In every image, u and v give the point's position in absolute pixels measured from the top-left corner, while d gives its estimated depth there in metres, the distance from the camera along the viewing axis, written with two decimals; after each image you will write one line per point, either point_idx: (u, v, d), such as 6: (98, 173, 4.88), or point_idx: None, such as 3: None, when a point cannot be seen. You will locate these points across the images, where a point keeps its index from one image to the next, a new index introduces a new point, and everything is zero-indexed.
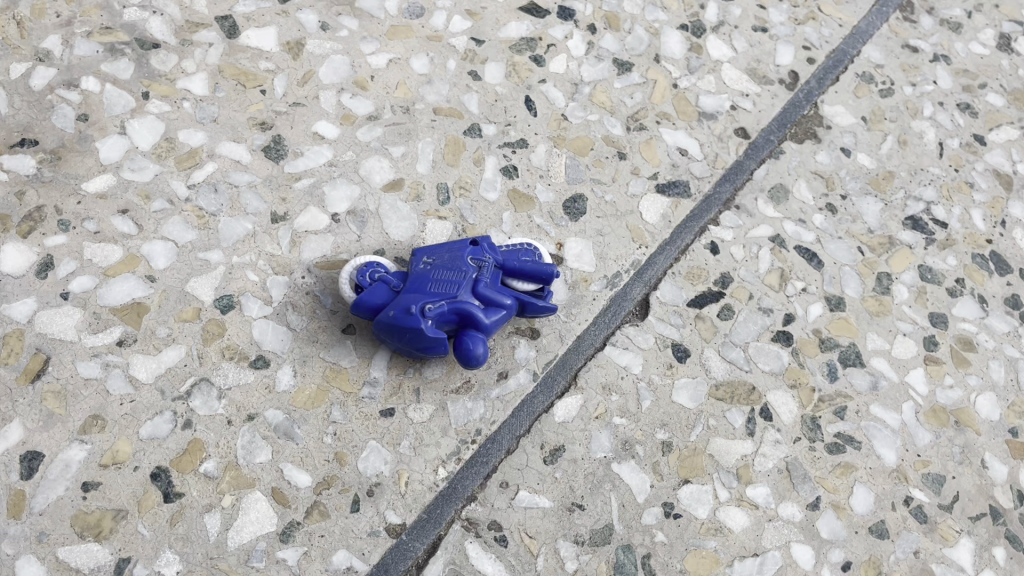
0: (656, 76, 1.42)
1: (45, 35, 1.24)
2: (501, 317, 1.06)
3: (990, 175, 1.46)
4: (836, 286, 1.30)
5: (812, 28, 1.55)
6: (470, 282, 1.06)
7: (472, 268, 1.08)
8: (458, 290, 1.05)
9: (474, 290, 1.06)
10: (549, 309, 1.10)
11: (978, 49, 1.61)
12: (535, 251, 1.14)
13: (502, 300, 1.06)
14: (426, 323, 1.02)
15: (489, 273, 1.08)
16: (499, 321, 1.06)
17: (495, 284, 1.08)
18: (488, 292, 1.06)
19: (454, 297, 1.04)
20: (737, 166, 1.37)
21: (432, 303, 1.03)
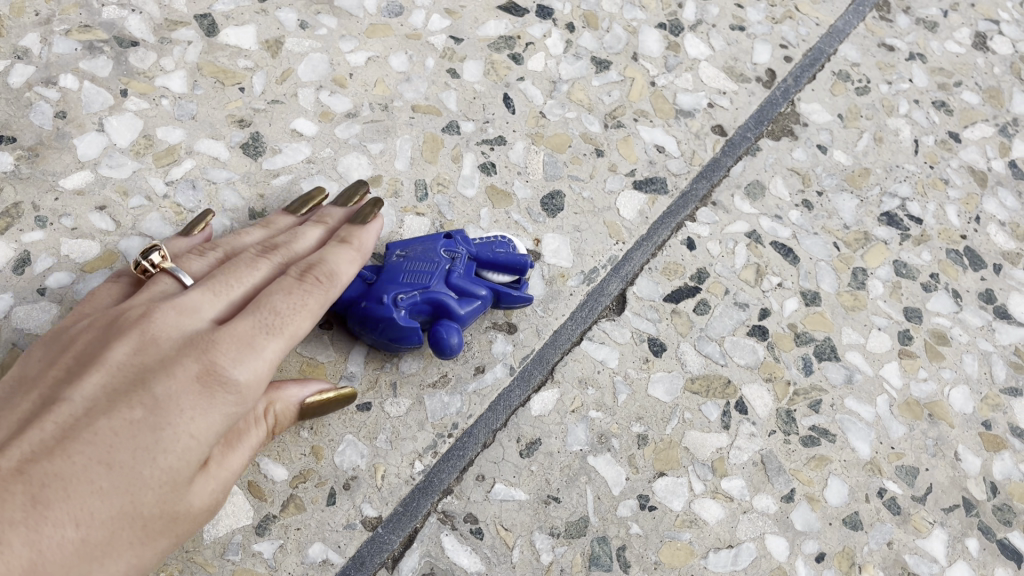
0: (634, 74, 1.43)
1: (24, 33, 1.24)
2: (474, 306, 1.06)
3: (964, 172, 1.48)
4: (811, 281, 1.31)
5: (789, 27, 1.56)
6: (443, 272, 1.06)
7: (445, 259, 1.08)
8: (431, 279, 1.05)
9: (447, 280, 1.06)
10: (522, 298, 1.12)
11: (953, 48, 1.63)
12: (510, 243, 1.14)
13: (474, 290, 1.07)
14: (398, 313, 1.03)
15: (461, 264, 1.08)
16: (473, 311, 1.07)
17: (468, 275, 1.08)
18: (461, 282, 1.06)
19: (427, 287, 1.04)
20: (713, 163, 1.38)
21: (404, 293, 1.04)
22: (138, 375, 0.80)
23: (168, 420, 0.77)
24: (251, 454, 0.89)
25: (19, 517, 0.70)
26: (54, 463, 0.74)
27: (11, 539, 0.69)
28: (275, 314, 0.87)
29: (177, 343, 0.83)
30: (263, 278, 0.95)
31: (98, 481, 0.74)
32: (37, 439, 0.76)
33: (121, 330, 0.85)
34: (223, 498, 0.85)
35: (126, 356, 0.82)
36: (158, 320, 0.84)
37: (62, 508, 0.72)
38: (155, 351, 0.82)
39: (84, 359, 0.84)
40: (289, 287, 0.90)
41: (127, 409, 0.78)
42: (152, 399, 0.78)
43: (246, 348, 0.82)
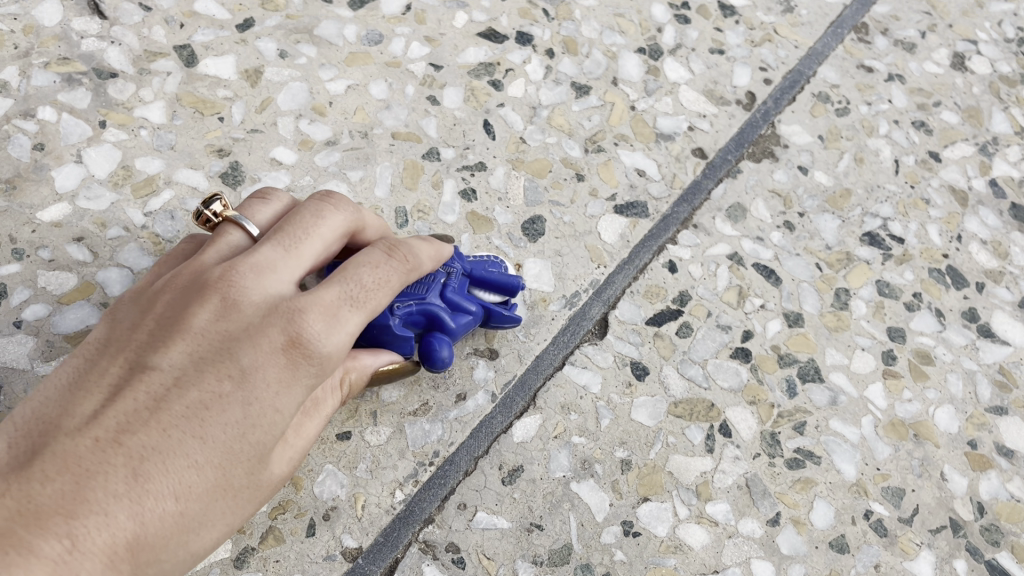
0: (613, 99, 1.44)
1: (2, 66, 1.24)
2: (465, 322, 1.07)
3: (945, 191, 1.47)
4: (794, 303, 1.31)
5: (768, 50, 1.57)
6: (439, 285, 1.06)
7: (441, 272, 1.07)
8: (427, 291, 1.05)
9: (442, 293, 1.06)
10: (513, 319, 1.13)
11: (932, 68, 1.62)
12: (502, 262, 1.16)
13: (468, 305, 1.07)
14: (394, 320, 1.01)
15: (457, 278, 1.08)
16: (463, 327, 1.07)
17: (462, 289, 1.09)
18: (456, 296, 1.06)
19: (423, 298, 1.04)
20: (694, 186, 1.38)
21: (400, 302, 1.02)
22: (223, 343, 0.79)
23: (256, 394, 0.78)
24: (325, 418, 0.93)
25: (122, 491, 0.72)
26: (149, 435, 0.74)
27: (116, 512, 0.71)
28: (362, 287, 0.85)
29: (259, 309, 0.81)
30: (332, 230, 0.90)
31: (194, 456, 0.76)
32: (130, 408, 0.75)
33: (199, 288, 0.82)
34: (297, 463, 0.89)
35: (208, 321, 0.80)
36: (238, 283, 0.82)
37: (162, 482, 0.74)
38: (239, 318, 0.80)
39: (163, 319, 0.81)
40: (376, 260, 0.88)
41: (215, 381, 0.78)
42: (240, 371, 0.78)
43: (331, 317, 0.82)
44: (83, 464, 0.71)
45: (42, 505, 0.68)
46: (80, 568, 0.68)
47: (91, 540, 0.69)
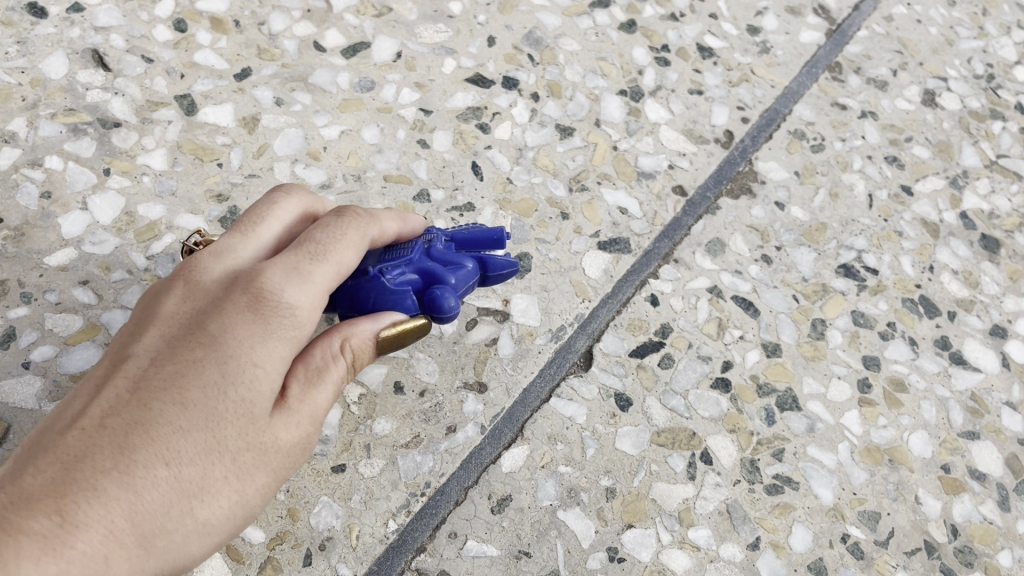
0: (596, 139, 1.50)
1: (11, 118, 1.30)
2: (461, 272, 1.03)
3: (918, 224, 1.53)
4: (772, 333, 1.36)
5: (745, 89, 1.63)
6: (424, 247, 1.05)
7: (424, 237, 1.06)
8: (412, 252, 1.03)
9: (429, 253, 1.04)
10: (514, 264, 1.08)
11: (904, 105, 1.68)
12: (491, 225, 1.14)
13: (460, 258, 1.05)
14: (384, 281, 1.00)
15: (441, 239, 1.06)
16: (461, 277, 1.03)
17: (451, 249, 1.07)
18: (444, 253, 1.04)
19: (409, 258, 1.02)
20: (675, 223, 1.44)
21: (387, 265, 1.01)
22: (193, 320, 0.88)
23: (228, 354, 0.85)
24: (332, 388, 0.92)
25: (109, 466, 0.78)
26: (131, 413, 0.81)
27: (105, 484, 0.77)
28: (317, 244, 0.94)
29: (225, 285, 0.92)
30: (288, 213, 1.04)
31: (177, 423, 0.81)
32: (113, 396, 0.83)
33: (170, 283, 0.94)
34: (312, 433, 0.90)
35: (177, 305, 0.91)
36: (201, 268, 0.94)
37: (147, 450, 0.79)
38: (204, 296, 0.91)
39: (141, 319, 0.92)
40: (329, 222, 0.98)
41: (188, 352, 0.86)
42: (208, 337, 0.86)
43: (294, 273, 0.91)
44: (72, 450, 0.78)
45: (34, 490, 0.75)
46: (74, 539, 0.73)
47: (82, 513, 0.75)
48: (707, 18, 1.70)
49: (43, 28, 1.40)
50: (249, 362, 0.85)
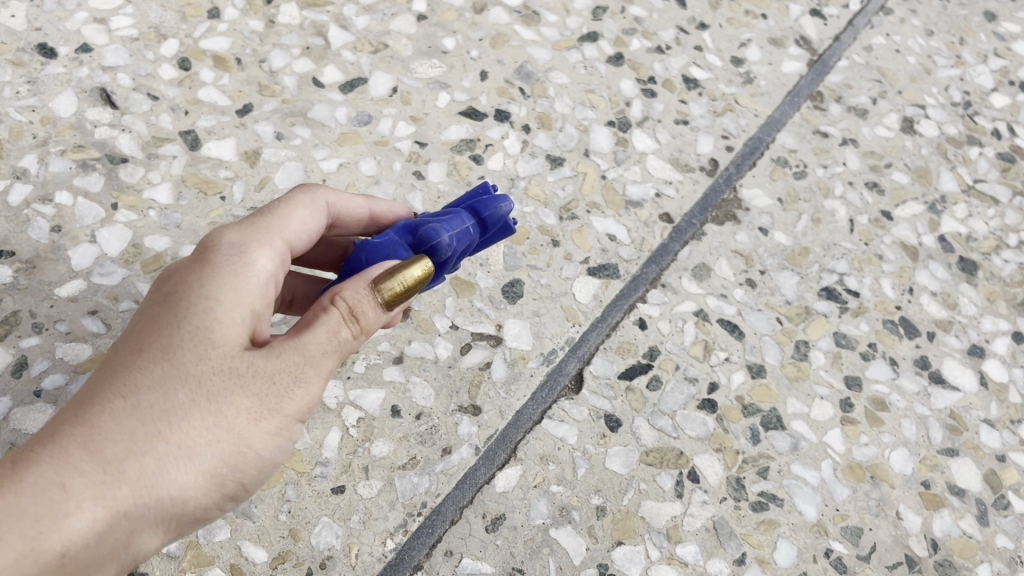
0: (585, 169, 1.55)
1: (22, 155, 1.36)
2: (450, 214, 1.02)
3: (898, 247, 1.58)
4: (757, 355, 1.40)
5: (729, 119, 1.68)
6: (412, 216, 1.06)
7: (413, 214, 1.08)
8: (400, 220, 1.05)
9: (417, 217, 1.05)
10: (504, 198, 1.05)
11: (883, 132, 1.74)
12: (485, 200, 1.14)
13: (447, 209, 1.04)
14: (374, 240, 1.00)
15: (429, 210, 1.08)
16: (450, 216, 1.02)
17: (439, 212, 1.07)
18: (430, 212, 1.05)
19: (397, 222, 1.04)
20: (662, 249, 1.49)
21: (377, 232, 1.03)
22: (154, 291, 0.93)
23: (182, 297, 0.88)
24: (326, 327, 0.89)
25: (67, 413, 0.80)
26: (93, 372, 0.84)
27: (61, 428, 0.79)
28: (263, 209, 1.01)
29: None
30: None
31: (132, 363, 0.84)
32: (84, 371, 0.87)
33: None
34: (303, 363, 0.88)
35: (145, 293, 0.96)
36: None
37: (104, 392, 0.82)
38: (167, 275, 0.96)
39: None
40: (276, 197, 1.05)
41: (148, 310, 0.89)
42: (164, 293, 0.90)
43: (241, 225, 0.97)
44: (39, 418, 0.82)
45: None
46: (28, 474, 0.75)
47: (35, 453, 0.77)
48: (693, 50, 1.76)
49: (52, 68, 1.45)
50: (200, 295, 0.88)
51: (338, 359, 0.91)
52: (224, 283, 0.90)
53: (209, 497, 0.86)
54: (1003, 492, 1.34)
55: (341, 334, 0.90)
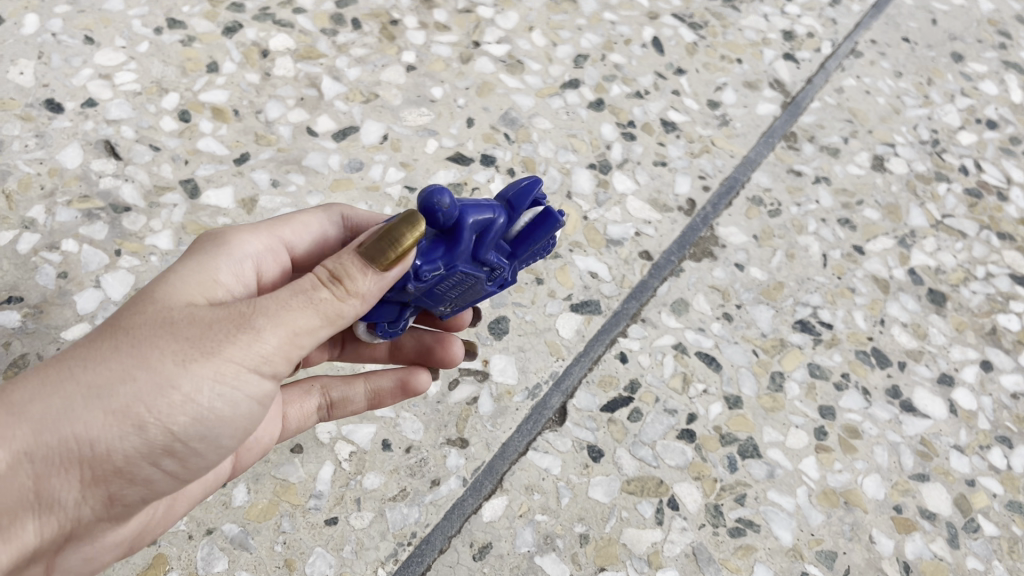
0: (568, 210, 1.62)
1: (31, 205, 1.43)
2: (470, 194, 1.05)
3: (869, 280, 1.65)
4: (733, 386, 1.46)
5: (706, 160, 1.76)
6: None
7: None
8: None
9: None
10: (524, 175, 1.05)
11: (855, 170, 1.82)
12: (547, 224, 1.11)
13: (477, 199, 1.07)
14: None
15: None
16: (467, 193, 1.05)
17: None
18: None
19: None
20: (641, 285, 1.56)
21: None
22: None
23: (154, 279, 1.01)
24: (289, 287, 0.93)
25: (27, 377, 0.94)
26: None
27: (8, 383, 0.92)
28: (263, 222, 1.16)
29: None
30: None
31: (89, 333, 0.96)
32: None
33: None
34: (245, 312, 0.92)
35: None
36: None
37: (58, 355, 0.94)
38: None
39: None
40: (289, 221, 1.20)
41: None
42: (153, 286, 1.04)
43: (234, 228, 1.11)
44: None
45: None
46: None
47: None
48: (670, 94, 1.84)
49: (59, 122, 1.53)
50: (161, 275, 1.00)
51: (314, 313, 0.93)
52: (188, 265, 1.02)
53: (130, 443, 0.89)
54: (973, 515, 1.39)
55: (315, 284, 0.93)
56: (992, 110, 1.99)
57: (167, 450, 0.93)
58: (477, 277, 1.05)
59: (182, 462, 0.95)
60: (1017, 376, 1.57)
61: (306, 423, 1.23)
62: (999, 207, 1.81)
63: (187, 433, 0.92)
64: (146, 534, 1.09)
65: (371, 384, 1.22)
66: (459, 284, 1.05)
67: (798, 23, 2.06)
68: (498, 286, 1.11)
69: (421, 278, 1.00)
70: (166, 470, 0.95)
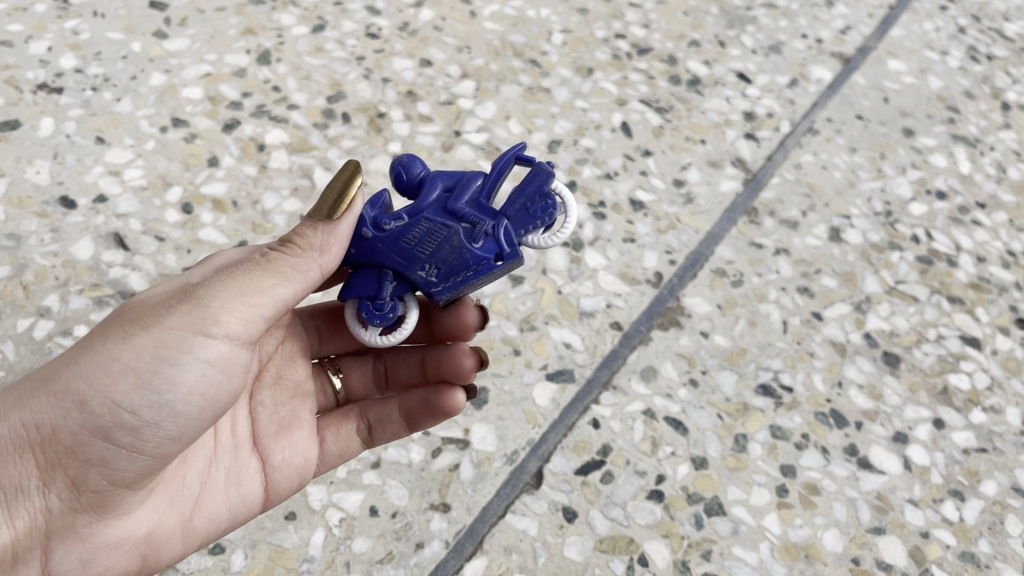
0: (543, 285, 1.75)
1: (46, 295, 1.56)
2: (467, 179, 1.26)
3: (827, 345, 1.76)
4: (699, 448, 1.56)
5: (672, 235, 1.89)
6: None
7: None
8: None
9: None
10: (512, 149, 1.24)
11: (813, 241, 1.94)
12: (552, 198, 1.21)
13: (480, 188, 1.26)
14: None
15: None
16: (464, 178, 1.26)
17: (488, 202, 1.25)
18: None
19: None
20: (612, 354, 1.67)
21: None
22: None
23: None
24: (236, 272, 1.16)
25: None
26: None
27: None
28: None
29: None
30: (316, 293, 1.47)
31: None
32: None
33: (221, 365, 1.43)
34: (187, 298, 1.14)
35: None
36: None
37: None
38: None
39: None
40: None
41: None
42: None
43: None
44: None
45: None
46: None
47: None
48: (638, 175, 1.98)
49: (72, 218, 1.67)
50: None
51: (262, 274, 1.15)
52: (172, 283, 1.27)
53: (76, 420, 1.11)
54: (927, 566, 1.49)
55: (270, 257, 1.16)
56: (942, 181, 2.12)
57: (116, 421, 1.11)
58: (446, 227, 1.17)
59: (136, 435, 1.12)
60: (967, 433, 1.67)
61: (350, 450, 1.39)
62: (949, 272, 1.93)
63: (131, 401, 1.11)
64: (158, 548, 1.25)
65: (401, 405, 1.37)
66: (431, 237, 1.18)
67: (758, 104, 2.21)
68: (490, 254, 1.17)
69: (380, 225, 1.19)
70: (122, 446, 1.13)
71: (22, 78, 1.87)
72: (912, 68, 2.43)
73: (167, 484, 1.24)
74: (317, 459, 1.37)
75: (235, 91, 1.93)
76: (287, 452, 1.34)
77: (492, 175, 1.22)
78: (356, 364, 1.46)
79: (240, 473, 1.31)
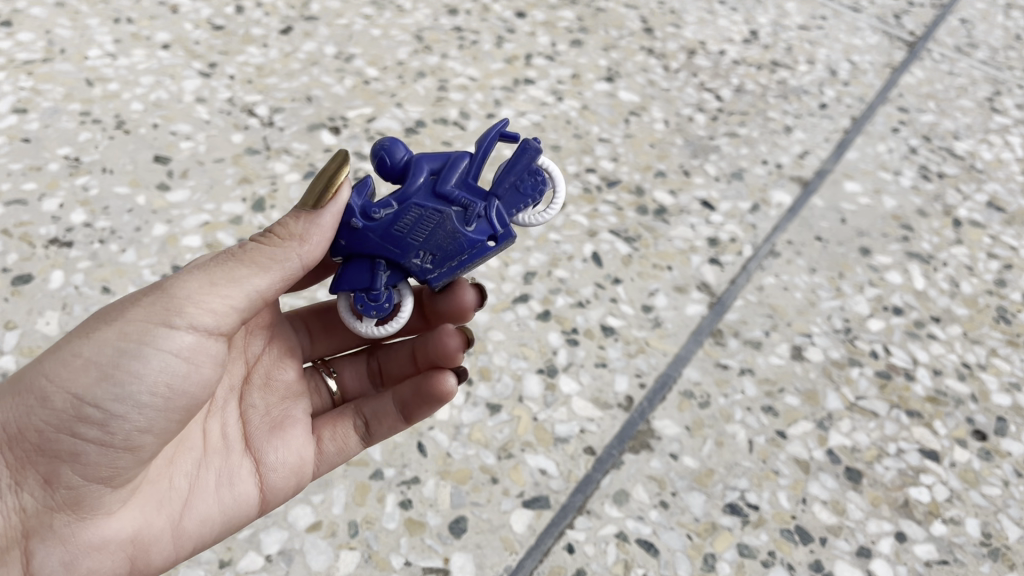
0: (520, 413, 1.85)
1: None
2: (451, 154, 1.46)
3: (792, 462, 1.85)
4: (670, 569, 1.65)
5: (641, 359, 2.00)
6: None
7: None
8: None
9: None
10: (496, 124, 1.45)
11: (776, 360, 2.05)
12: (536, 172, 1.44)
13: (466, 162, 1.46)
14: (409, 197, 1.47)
15: None
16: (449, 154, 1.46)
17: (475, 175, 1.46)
18: None
19: None
20: (586, 478, 1.76)
21: None
22: None
23: None
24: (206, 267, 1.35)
25: None
26: None
27: None
28: None
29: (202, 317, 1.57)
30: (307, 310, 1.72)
31: None
32: None
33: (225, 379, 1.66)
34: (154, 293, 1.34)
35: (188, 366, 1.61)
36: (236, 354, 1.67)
37: None
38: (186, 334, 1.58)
39: None
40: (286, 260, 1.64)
41: None
42: None
43: None
44: None
45: None
46: None
47: None
48: (609, 302, 2.11)
49: None
50: None
51: (240, 266, 1.34)
52: None
53: (42, 415, 1.31)
54: None
55: (252, 252, 1.35)
56: (898, 297, 2.25)
57: (82, 416, 1.31)
58: (438, 212, 1.38)
59: (105, 432, 1.32)
60: (928, 545, 1.74)
61: (348, 447, 1.62)
62: (907, 386, 2.03)
63: (95, 393, 1.31)
64: (147, 550, 1.44)
65: (395, 399, 1.59)
66: (424, 223, 1.38)
67: (722, 230, 2.36)
68: (484, 237, 1.40)
69: (371, 215, 1.37)
70: (92, 440, 1.32)
71: (35, 234, 2.03)
72: (867, 188, 2.59)
73: (153, 488, 1.44)
74: (316, 457, 1.60)
75: (232, 238, 2.09)
76: (280, 452, 1.55)
77: (478, 153, 1.43)
78: (348, 364, 1.74)
79: (231, 476, 1.51)
